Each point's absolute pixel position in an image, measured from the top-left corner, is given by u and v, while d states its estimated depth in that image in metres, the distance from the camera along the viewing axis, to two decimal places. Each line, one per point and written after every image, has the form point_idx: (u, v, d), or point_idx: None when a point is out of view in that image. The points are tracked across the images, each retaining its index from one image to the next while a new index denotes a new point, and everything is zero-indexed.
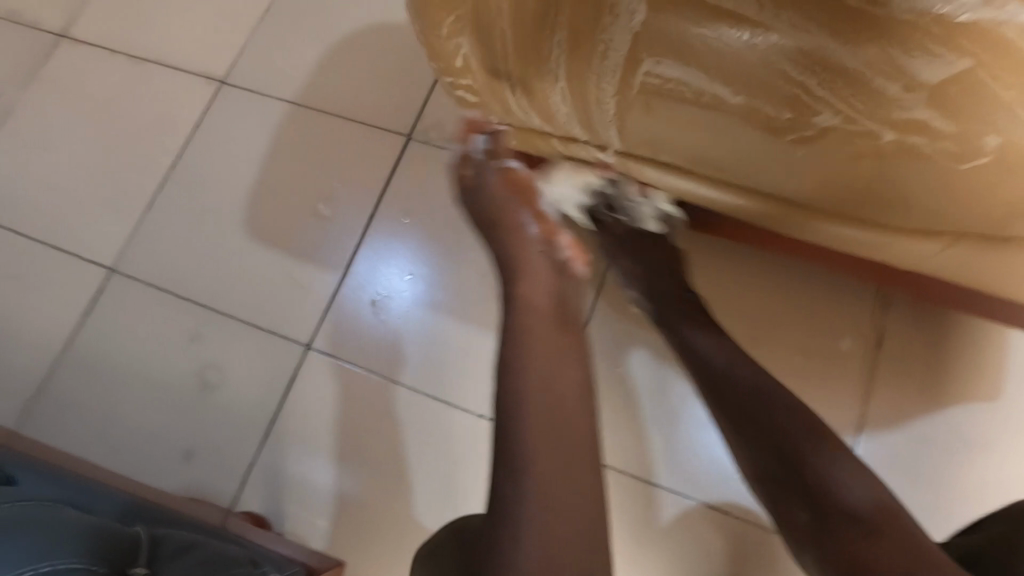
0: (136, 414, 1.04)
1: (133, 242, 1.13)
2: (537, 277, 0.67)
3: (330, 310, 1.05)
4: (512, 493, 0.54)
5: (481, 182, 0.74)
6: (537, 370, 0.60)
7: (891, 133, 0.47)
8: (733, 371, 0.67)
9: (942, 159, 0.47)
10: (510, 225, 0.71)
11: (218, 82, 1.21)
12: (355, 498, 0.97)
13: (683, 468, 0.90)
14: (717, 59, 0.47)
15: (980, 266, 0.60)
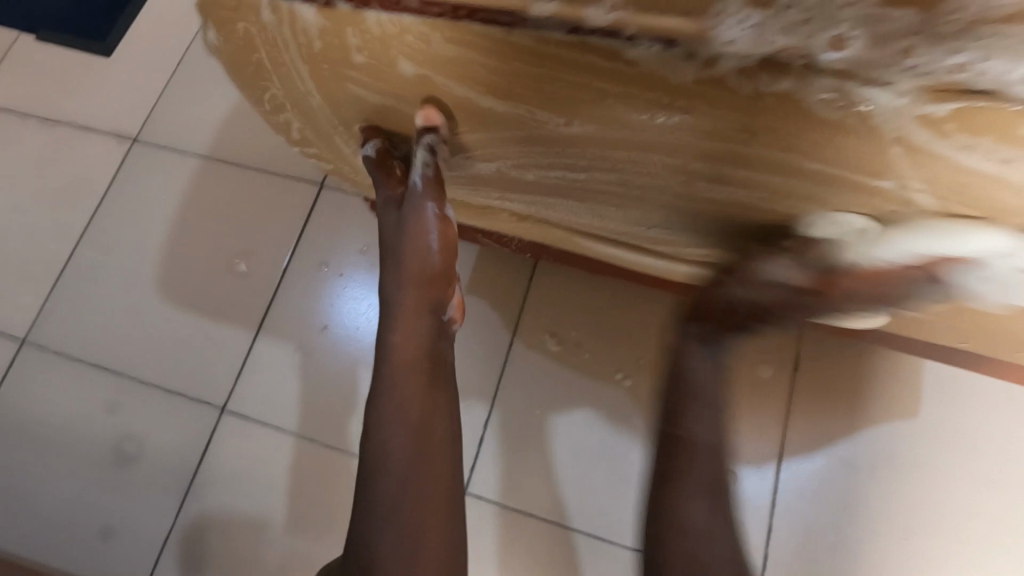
0: (49, 491, 1.01)
1: (45, 310, 1.10)
2: (416, 324, 0.58)
3: (246, 367, 1.03)
4: (364, 514, 0.56)
5: (410, 215, 0.57)
6: (394, 424, 0.56)
7: (702, 183, 0.46)
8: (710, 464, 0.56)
9: (758, 203, 0.46)
10: (411, 274, 0.58)
11: (131, 140, 1.19)
12: (275, 563, 0.94)
13: (602, 511, 0.88)
14: (520, 127, 0.46)
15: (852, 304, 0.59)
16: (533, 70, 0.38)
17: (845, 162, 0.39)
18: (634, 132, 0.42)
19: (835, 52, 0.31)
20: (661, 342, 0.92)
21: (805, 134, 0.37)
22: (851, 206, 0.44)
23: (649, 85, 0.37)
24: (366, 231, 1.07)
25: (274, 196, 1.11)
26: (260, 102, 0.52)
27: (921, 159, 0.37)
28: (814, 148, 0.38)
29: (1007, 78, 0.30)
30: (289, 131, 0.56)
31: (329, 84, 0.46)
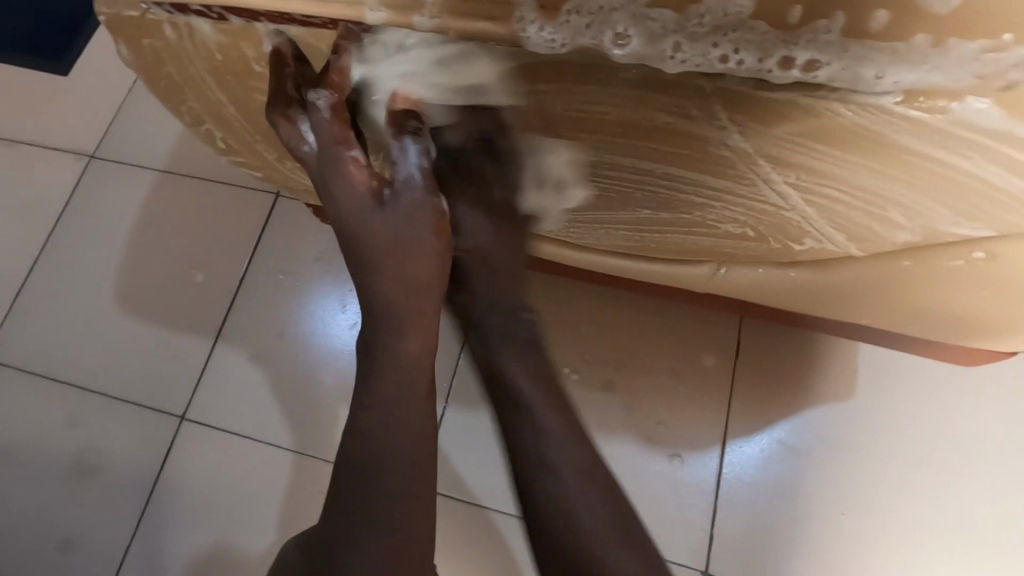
0: (10, 505, 1.01)
1: (3, 329, 1.11)
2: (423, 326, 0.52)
3: (206, 376, 1.04)
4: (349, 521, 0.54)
5: (399, 212, 0.46)
6: (397, 430, 0.53)
7: (601, 164, 0.51)
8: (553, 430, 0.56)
9: (647, 185, 0.51)
10: (409, 278, 0.49)
11: (88, 156, 1.20)
12: (236, 566, 0.95)
13: None
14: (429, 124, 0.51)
15: (758, 286, 0.63)
16: (428, 81, 0.44)
17: (703, 151, 0.44)
18: (534, 116, 0.47)
19: (619, 47, 0.36)
20: (607, 333, 0.95)
21: (655, 124, 0.43)
22: (724, 191, 0.48)
23: (530, 73, 0.42)
24: (320, 240, 1.09)
25: (230, 206, 1.12)
26: (180, 114, 0.54)
27: (764, 143, 0.41)
28: (670, 132, 0.44)
29: (761, 65, 0.35)
30: (214, 141, 0.59)
31: (238, 97, 0.49)
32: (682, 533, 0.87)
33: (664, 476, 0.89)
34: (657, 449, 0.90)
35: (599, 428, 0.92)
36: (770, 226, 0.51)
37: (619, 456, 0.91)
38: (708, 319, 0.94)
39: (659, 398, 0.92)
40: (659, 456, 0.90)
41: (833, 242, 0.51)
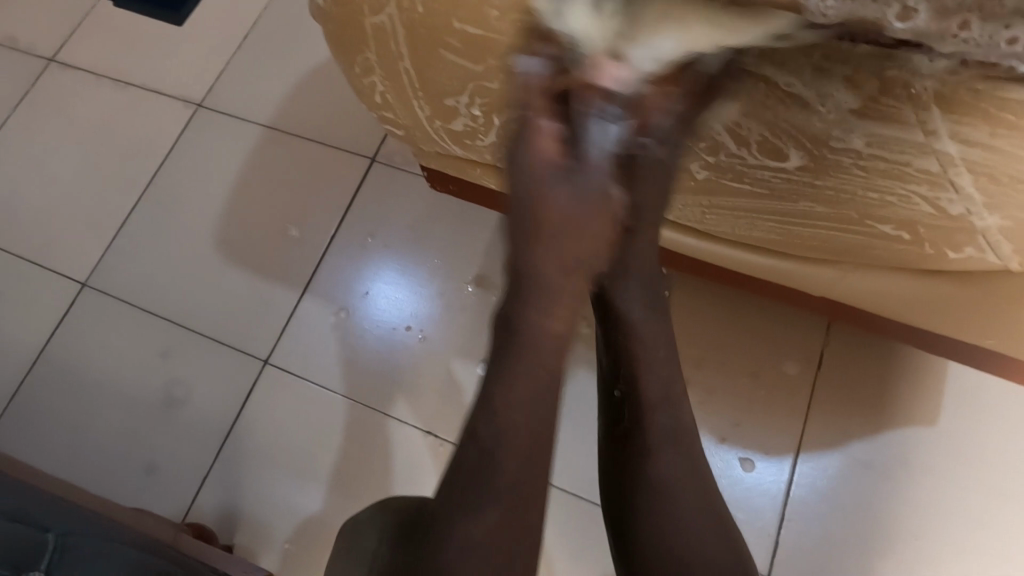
0: (99, 425, 1.07)
1: (105, 260, 1.17)
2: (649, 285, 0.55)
3: (290, 325, 1.08)
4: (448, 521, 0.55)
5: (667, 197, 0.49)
6: (513, 426, 0.53)
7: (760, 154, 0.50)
8: (653, 389, 0.58)
9: (804, 181, 0.51)
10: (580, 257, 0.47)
11: (197, 104, 1.26)
12: (305, 509, 0.99)
13: None
14: None
15: (885, 295, 0.63)
16: None
17: (894, 145, 0.43)
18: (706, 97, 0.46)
19: (901, 22, 0.34)
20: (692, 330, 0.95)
21: (841, 128, 0.43)
22: (905, 192, 0.48)
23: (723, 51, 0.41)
24: (411, 207, 1.12)
25: (328, 166, 1.16)
26: (350, 66, 0.58)
27: (973, 150, 0.41)
28: (864, 126, 0.42)
29: None
30: (373, 94, 0.62)
31: (423, 51, 0.51)
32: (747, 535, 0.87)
33: (733, 477, 0.90)
34: (729, 449, 0.91)
35: None
36: (928, 230, 0.51)
37: None
38: (795, 328, 0.93)
39: (737, 399, 0.92)
40: (729, 457, 0.90)
41: (994, 254, 0.51)
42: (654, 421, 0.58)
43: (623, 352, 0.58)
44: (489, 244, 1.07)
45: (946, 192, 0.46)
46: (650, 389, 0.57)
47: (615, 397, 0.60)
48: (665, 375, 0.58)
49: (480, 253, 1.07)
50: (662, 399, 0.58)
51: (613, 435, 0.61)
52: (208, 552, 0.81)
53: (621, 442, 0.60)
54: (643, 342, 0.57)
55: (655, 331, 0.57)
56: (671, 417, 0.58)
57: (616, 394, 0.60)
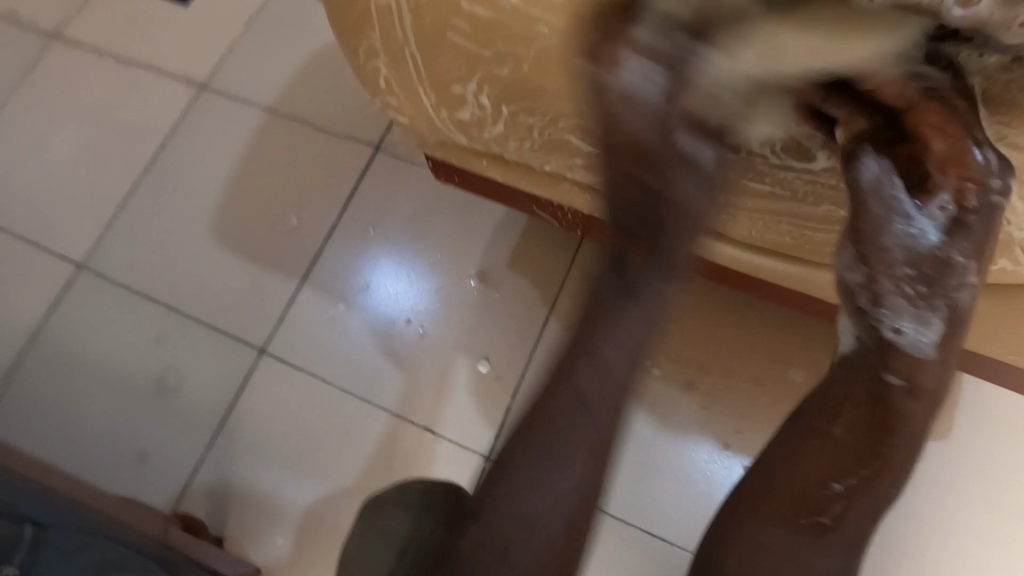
0: (91, 410, 1.05)
1: (102, 242, 1.15)
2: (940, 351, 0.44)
3: (288, 315, 1.06)
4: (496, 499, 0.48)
5: (993, 218, 0.41)
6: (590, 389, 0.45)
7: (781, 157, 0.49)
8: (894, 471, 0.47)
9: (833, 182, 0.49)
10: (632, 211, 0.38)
11: (199, 86, 1.23)
12: (297, 503, 0.97)
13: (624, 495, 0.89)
14: None
15: None
16: None
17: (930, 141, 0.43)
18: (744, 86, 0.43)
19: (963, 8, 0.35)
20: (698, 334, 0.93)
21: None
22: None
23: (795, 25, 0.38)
24: (414, 197, 1.09)
25: (331, 154, 1.14)
26: (354, 51, 0.55)
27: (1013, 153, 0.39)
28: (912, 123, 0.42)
29: None
30: (377, 80, 0.59)
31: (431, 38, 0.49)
32: None
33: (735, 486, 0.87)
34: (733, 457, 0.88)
35: (677, 430, 0.90)
36: None
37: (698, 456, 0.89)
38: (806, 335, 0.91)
39: (743, 405, 0.90)
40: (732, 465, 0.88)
41: None
42: (866, 503, 0.49)
43: (877, 405, 0.45)
44: (494, 239, 1.04)
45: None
46: (883, 481, 0.48)
47: (842, 453, 0.47)
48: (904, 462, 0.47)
49: (483, 247, 1.04)
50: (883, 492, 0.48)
51: (809, 488, 0.48)
52: (195, 545, 0.79)
53: (813, 504, 0.49)
54: (908, 428, 0.46)
55: (920, 415, 0.46)
56: (867, 505, 0.48)
57: (849, 453, 0.46)
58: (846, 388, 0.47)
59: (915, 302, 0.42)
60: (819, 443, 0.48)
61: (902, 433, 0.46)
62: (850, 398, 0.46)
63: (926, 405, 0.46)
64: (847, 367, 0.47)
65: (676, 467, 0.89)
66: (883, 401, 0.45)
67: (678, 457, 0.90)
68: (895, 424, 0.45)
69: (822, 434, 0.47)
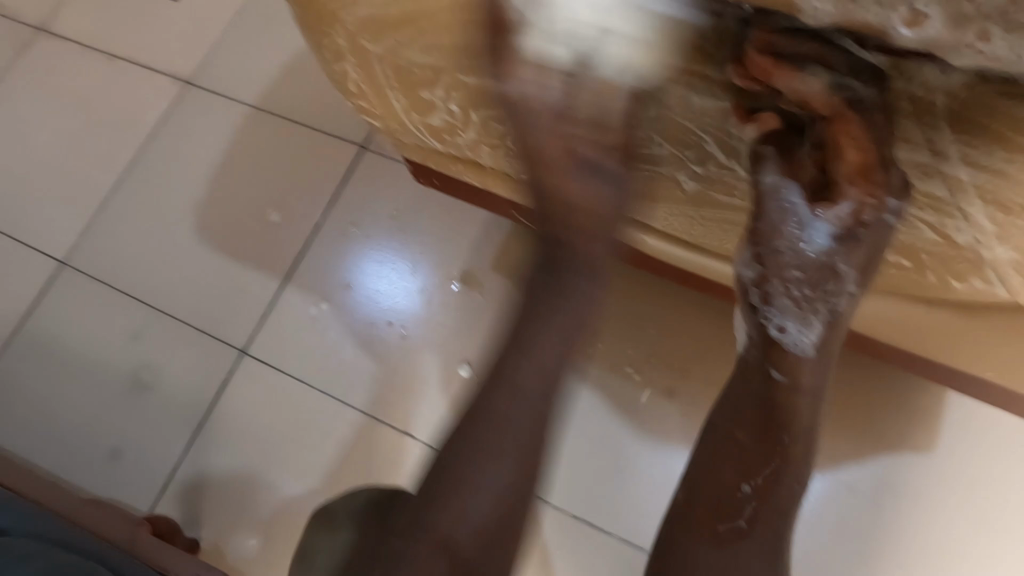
0: (69, 407, 1.05)
1: (84, 238, 1.14)
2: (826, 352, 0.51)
3: (270, 314, 1.05)
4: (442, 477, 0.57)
5: (881, 236, 0.46)
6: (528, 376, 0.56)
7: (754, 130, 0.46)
8: (799, 456, 0.53)
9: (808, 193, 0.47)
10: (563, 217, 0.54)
11: (184, 81, 1.22)
12: (274, 507, 0.96)
13: (602, 501, 0.89)
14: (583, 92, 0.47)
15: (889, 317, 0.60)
16: None
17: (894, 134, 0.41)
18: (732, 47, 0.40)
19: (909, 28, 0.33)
20: (680, 339, 0.92)
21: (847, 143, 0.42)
22: (909, 220, 0.47)
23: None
24: (398, 198, 1.08)
25: (315, 152, 1.12)
26: (320, 50, 0.54)
27: None
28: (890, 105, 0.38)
29: None
30: (347, 81, 0.58)
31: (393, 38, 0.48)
32: None
33: None
34: None
35: (657, 438, 0.90)
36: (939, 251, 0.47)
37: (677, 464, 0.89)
38: None
39: None
40: None
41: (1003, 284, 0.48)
42: (781, 486, 0.52)
43: (764, 397, 0.52)
44: (478, 241, 1.03)
45: (954, 221, 0.45)
46: (787, 482, 0.53)
47: (745, 443, 0.53)
48: (801, 457, 0.53)
49: (467, 249, 1.03)
50: (791, 487, 0.53)
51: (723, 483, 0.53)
52: (163, 549, 0.78)
53: (729, 494, 0.53)
54: (799, 424, 0.52)
55: (807, 413, 0.52)
56: (780, 502, 0.53)
57: (749, 443, 0.52)
58: (746, 395, 0.53)
59: (801, 304, 0.49)
60: (722, 451, 0.54)
61: (794, 428, 0.51)
62: (745, 403, 0.53)
63: (812, 404, 0.52)
64: (743, 376, 0.54)
65: (655, 474, 0.89)
66: (775, 399, 0.51)
67: (657, 465, 0.89)
68: (787, 420, 0.51)
69: (728, 444, 0.53)
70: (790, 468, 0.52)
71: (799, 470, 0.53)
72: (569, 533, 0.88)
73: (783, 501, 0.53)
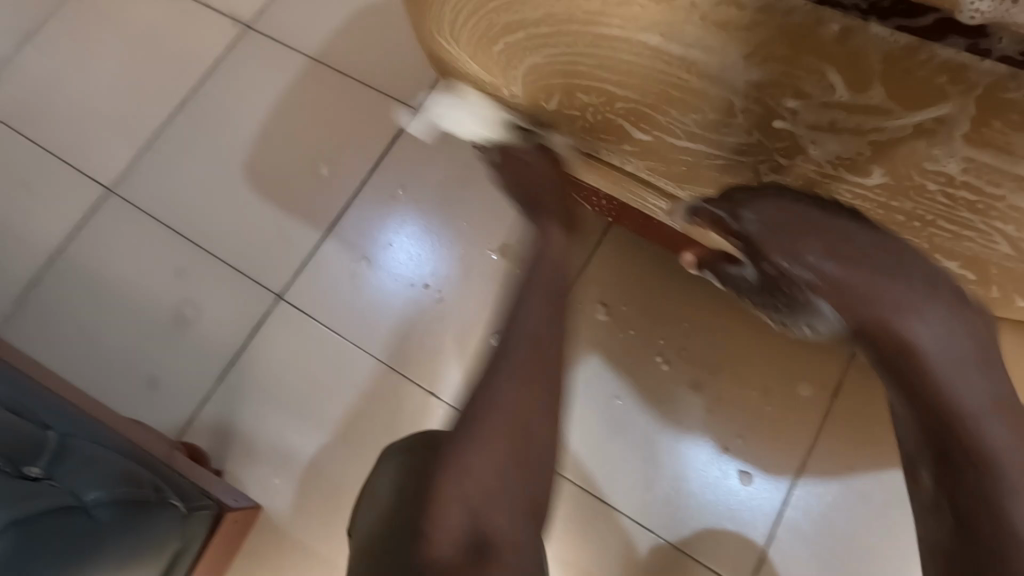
0: (106, 332, 1.07)
1: (132, 170, 1.16)
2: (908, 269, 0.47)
3: (309, 265, 1.07)
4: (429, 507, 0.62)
5: (768, 223, 0.48)
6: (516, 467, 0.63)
7: (836, 169, 0.46)
8: (976, 443, 0.45)
9: (880, 208, 0.48)
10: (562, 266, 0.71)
11: (244, 26, 1.22)
12: (297, 449, 0.99)
13: (626, 486, 0.91)
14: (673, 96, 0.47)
15: None
16: (762, 42, 0.38)
17: (985, 194, 0.41)
18: (800, 98, 0.41)
19: None
20: (711, 336, 0.94)
21: (938, 148, 0.39)
22: (985, 227, 0.45)
23: (851, 59, 0.36)
24: (446, 165, 1.09)
25: (369, 110, 1.13)
26: (413, 13, 0.55)
27: None
28: (988, 169, 0.39)
29: None
30: (433, 47, 0.59)
31: (487, 12, 0.48)
32: (744, 529, 0.88)
33: (729, 487, 0.89)
34: (729, 459, 0.90)
35: (680, 428, 0.92)
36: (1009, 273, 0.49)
37: (698, 455, 0.91)
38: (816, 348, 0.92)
39: (746, 410, 0.91)
40: (727, 467, 0.90)
41: None
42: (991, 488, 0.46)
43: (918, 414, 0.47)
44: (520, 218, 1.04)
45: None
46: (982, 469, 0.46)
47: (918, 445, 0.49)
48: (979, 414, 0.45)
49: (510, 223, 1.04)
50: (998, 444, 0.45)
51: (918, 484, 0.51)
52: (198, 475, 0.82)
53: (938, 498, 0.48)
54: (957, 416, 0.46)
55: (961, 395, 0.45)
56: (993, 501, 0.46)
57: (918, 442, 0.49)
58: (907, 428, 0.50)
59: (805, 303, 0.52)
60: (926, 515, 0.51)
61: (958, 410, 0.45)
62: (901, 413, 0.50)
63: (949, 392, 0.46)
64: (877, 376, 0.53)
65: (677, 463, 0.91)
66: (914, 407, 0.47)
67: (681, 454, 0.91)
68: (946, 417, 0.46)
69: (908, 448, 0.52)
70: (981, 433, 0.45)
71: (984, 428, 0.45)
72: (585, 508, 0.91)
73: (1019, 462, 0.45)
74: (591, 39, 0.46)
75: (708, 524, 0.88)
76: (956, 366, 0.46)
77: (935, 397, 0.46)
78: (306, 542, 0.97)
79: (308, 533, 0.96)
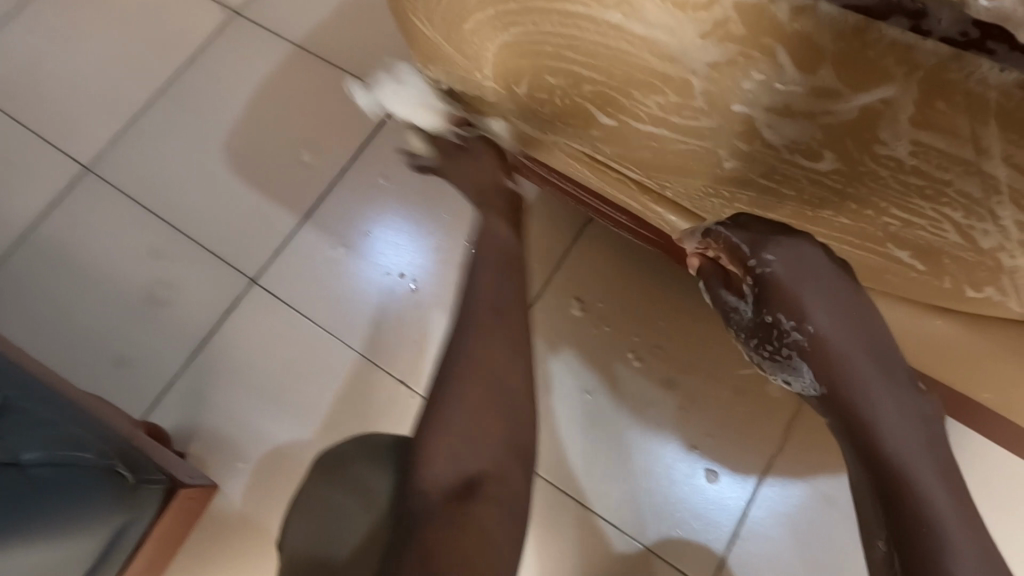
0: (75, 309, 1.06)
1: (112, 148, 1.15)
2: (860, 315, 0.53)
3: (286, 250, 1.06)
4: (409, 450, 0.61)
5: (773, 277, 0.53)
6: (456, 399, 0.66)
7: (792, 154, 0.47)
8: (890, 429, 0.51)
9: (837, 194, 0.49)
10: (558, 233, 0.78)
11: (233, 12, 1.22)
12: (264, 434, 0.98)
13: (602, 486, 0.90)
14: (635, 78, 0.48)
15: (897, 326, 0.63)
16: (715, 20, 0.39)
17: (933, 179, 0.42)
18: (755, 79, 0.41)
19: None
20: (683, 334, 0.94)
21: (886, 130, 0.40)
22: (933, 213, 0.46)
23: (800, 36, 0.37)
24: None
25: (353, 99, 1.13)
26: None
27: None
28: (934, 152, 0.40)
29: None
30: (407, 24, 0.59)
31: None
32: (710, 530, 0.88)
33: (696, 485, 0.89)
34: (697, 457, 0.90)
35: (650, 425, 0.92)
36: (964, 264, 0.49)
37: (673, 454, 0.91)
38: None
39: (714, 409, 0.91)
40: (696, 466, 0.90)
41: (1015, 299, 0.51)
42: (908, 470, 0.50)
43: (846, 423, 0.53)
44: None
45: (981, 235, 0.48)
46: (902, 455, 0.51)
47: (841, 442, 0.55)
48: (924, 484, 0.50)
49: None
50: (939, 509, 0.49)
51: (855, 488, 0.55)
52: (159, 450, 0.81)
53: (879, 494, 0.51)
54: (873, 411, 0.52)
55: (877, 401, 0.52)
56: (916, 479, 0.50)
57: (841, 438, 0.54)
58: (859, 485, 0.54)
59: (773, 357, 0.56)
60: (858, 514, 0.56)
61: (873, 410, 0.51)
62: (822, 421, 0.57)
63: (866, 398, 0.52)
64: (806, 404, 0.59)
65: (651, 462, 0.91)
66: (866, 466, 0.52)
67: (654, 453, 0.91)
68: (858, 418, 0.52)
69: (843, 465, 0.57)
70: (920, 490, 0.50)
71: (909, 460, 0.50)
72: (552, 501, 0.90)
73: (958, 523, 0.49)
74: (557, 17, 0.46)
75: (681, 527, 0.88)
76: (873, 383, 0.52)
77: (853, 398, 0.52)
78: (268, 527, 0.95)
79: (270, 519, 0.95)
